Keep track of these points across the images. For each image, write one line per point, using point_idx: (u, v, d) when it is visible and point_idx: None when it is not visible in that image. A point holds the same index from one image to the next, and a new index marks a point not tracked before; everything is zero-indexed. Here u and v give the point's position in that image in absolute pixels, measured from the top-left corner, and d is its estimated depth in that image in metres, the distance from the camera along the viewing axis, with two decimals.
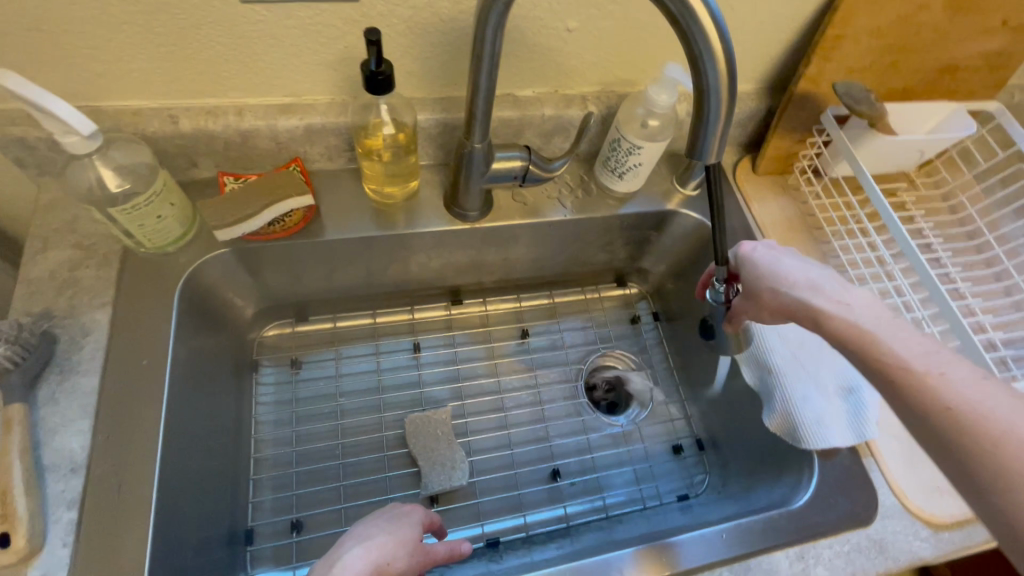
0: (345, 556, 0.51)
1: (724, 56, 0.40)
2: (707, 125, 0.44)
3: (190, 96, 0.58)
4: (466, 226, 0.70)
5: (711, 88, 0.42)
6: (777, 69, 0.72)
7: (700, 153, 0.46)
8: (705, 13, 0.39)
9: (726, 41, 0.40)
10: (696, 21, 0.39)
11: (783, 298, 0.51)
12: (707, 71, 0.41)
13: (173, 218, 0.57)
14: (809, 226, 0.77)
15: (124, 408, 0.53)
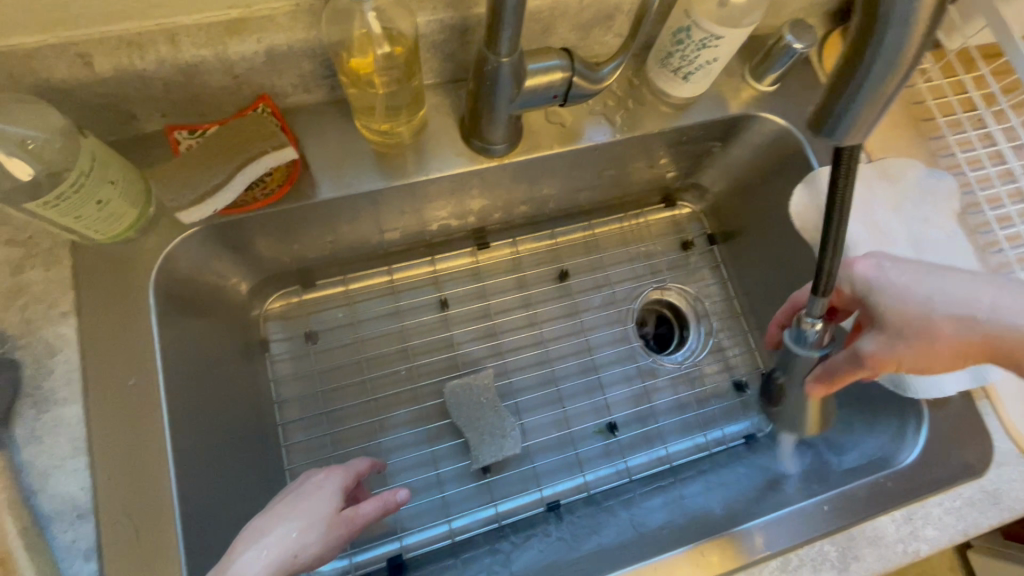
0: (238, 564, 0.40)
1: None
2: (880, 63, 0.27)
3: (101, 22, 0.42)
4: (493, 163, 0.56)
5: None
6: None
7: (845, 109, 0.29)
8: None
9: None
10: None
11: (992, 336, 0.42)
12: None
13: (120, 199, 0.44)
14: (914, 118, 0.61)
15: (119, 438, 0.44)
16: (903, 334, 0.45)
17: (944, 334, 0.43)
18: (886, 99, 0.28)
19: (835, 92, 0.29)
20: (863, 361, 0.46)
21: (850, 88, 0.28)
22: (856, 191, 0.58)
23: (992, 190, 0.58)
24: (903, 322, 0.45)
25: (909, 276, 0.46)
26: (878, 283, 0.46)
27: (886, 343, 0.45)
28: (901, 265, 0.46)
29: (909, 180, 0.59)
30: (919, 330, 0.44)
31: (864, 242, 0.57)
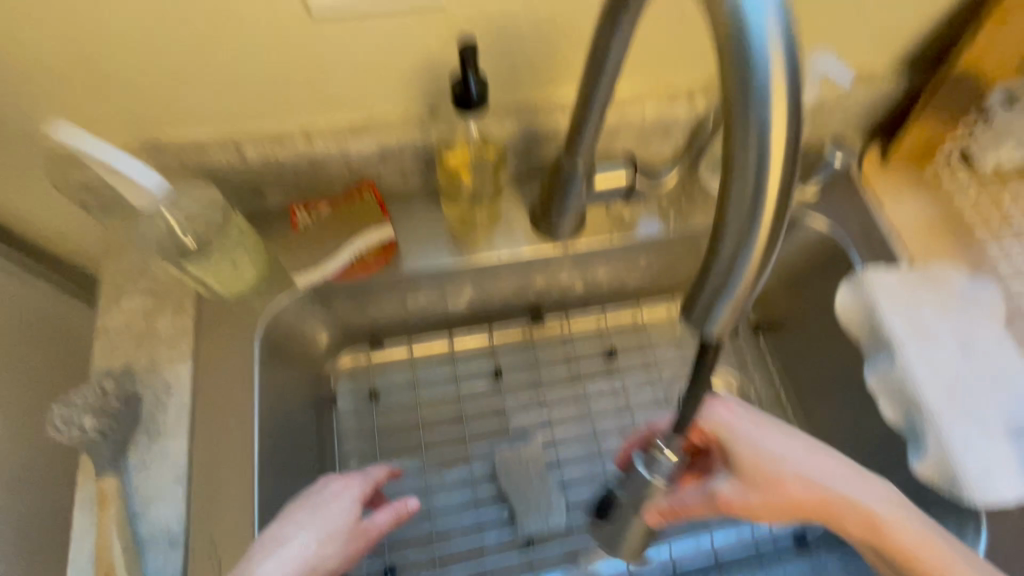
0: (259, 573, 0.42)
1: (784, 169, 0.28)
2: (733, 266, 0.29)
3: (257, 123, 0.52)
4: (550, 247, 0.63)
5: (753, 208, 0.28)
6: (923, 42, 0.60)
7: (712, 303, 0.30)
8: (779, 106, 0.27)
9: (792, 153, 0.28)
10: (762, 112, 0.27)
11: (789, 495, 0.48)
12: (762, 174, 0.27)
13: (247, 261, 0.51)
14: (957, 226, 0.65)
15: (217, 471, 0.49)
16: (751, 482, 0.49)
17: (769, 488, 0.48)
18: (745, 296, 0.30)
19: (698, 288, 0.31)
20: (720, 502, 0.49)
21: (709, 283, 0.30)
22: (904, 293, 0.61)
23: None
24: (755, 474, 0.48)
25: (762, 428, 0.50)
26: (732, 431, 0.50)
27: (740, 489, 0.49)
28: (739, 415, 0.50)
29: (954, 286, 0.61)
30: (772, 486, 0.48)
31: (911, 341, 0.59)
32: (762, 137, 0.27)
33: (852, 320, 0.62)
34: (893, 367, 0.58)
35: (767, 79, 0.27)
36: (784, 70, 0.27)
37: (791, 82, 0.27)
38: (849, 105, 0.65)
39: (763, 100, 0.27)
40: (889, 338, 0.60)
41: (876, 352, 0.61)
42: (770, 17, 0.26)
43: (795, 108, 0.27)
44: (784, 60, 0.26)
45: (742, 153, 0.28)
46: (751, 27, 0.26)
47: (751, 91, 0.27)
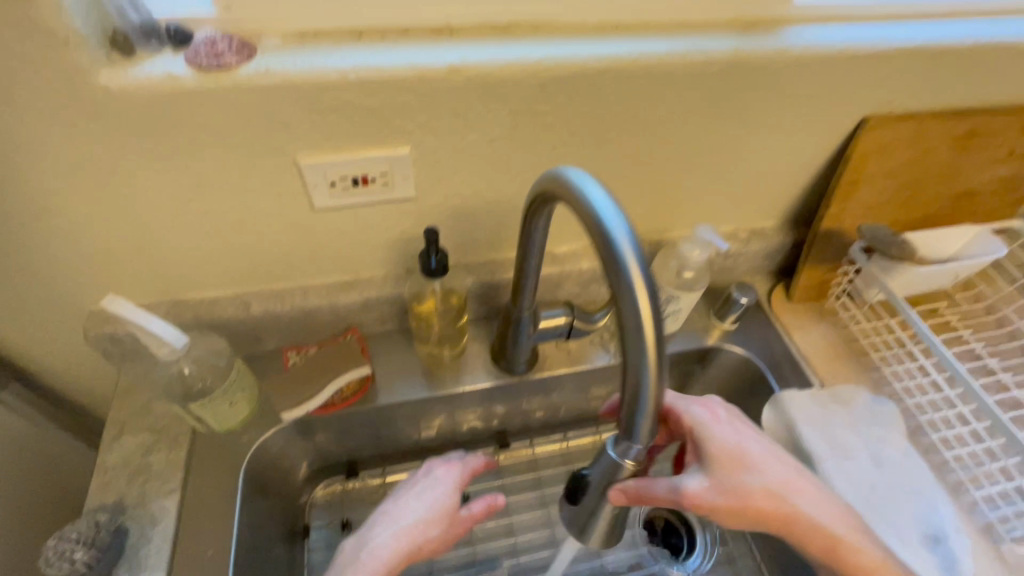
0: (373, 542, 0.55)
1: (653, 321, 0.33)
2: (637, 399, 0.34)
3: (262, 283, 0.64)
4: (514, 378, 0.72)
5: (638, 358, 0.33)
6: (797, 208, 0.77)
7: (630, 426, 0.35)
8: (636, 275, 0.33)
9: (656, 303, 0.33)
10: (626, 282, 0.33)
11: (746, 496, 0.52)
12: (637, 334, 0.33)
13: (244, 401, 0.60)
14: (854, 352, 0.77)
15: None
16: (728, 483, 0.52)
17: (738, 492, 0.52)
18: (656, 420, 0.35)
19: (621, 415, 0.36)
20: (687, 497, 0.52)
21: (624, 411, 0.35)
22: (816, 412, 0.70)
23: (935, 413, 0.69)
24: (726, 467, 0.53)
25: (739, 429, 0.55)
26: (714, 430, 0.55)
27: (709, 485, 0.53)
28: (723, 415, 0.56)
29: (859, 404, 0.71)
30: (738, 490, 0.52)
31: (828, 456, 0.67)
32: (630, 304, 0.33)
33: (778, 438, 0.70)
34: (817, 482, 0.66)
35: (622, 261, 0.33)
36: (634, 253, 0.33)
37: (641, 257, 0.33)
38: (750, 255, 0.80)
39: (625, 276, 0.33)
40: (811, 454, 0.67)
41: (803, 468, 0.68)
42: (615, 218, 0.34)
43: (648, 274, 0.33)
44: (631, 245, 0.33)
45: (620, 315, 0.34)
46: (603, 229, 0.34)
47: (612, 271, 0.33)
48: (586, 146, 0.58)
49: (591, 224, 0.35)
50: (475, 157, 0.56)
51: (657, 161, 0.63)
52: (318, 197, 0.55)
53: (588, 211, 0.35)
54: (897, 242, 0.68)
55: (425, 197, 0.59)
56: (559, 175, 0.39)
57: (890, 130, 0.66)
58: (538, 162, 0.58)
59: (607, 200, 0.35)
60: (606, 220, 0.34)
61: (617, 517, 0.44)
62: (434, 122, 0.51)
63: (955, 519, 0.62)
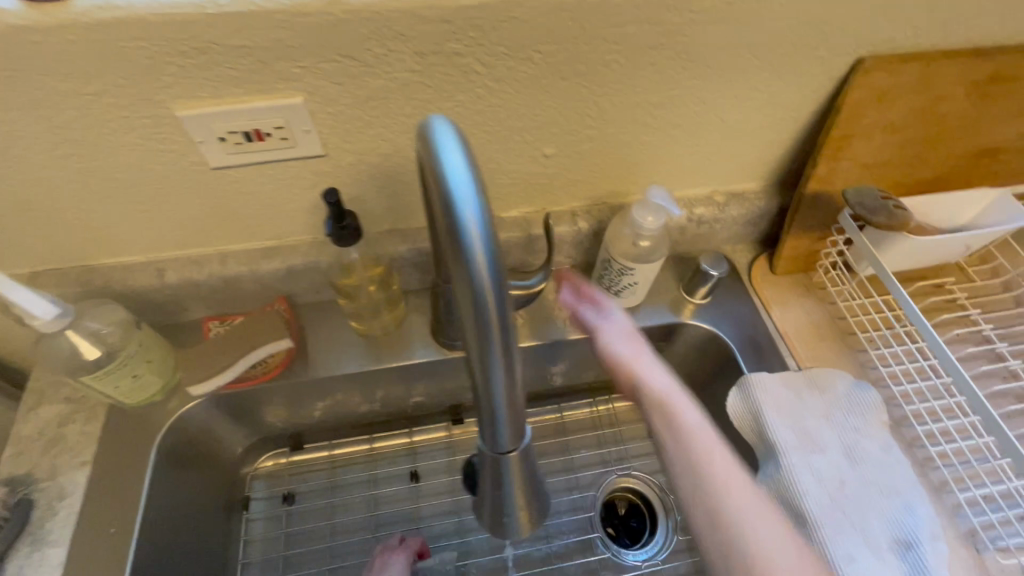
0: None
1: (499, 317, 0.27)
2: (488, 403, 0.29)
3: (177, 247, 0.60)
4: (456, 354, 0.67)
5: (482, 358, 0.27)
6: (783, 167, 0.67)
7: (488, 434, 0.30)
8: (478, 261, 0.26)
9: (505, 295, 0.27)
10: (466, 270, 0.26)
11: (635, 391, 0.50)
12: (479, 331, 0.27)
13: (150, 373, 0.56)
14: (840, 332, 0.69)
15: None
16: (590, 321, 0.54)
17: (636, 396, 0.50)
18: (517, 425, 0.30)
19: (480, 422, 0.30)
20: None
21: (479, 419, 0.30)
22: (787, 398, 0.63)
23: (922, 404, 0.62)
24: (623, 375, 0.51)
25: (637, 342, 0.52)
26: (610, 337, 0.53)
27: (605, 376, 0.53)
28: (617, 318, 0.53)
29: (838, 390, 0.63)
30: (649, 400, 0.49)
31: (795, 447, 0.60)
32: (471, 297, 0.26)
33: (744, 425, 0.63)
34: (780, 475, 0.58)
35: (463, 242, 0.26)
36: (478, 233, 0.26)
37: (488, 238, 0.26)
38: (727, 221, 0.71)
39: (466, 262, 0.26)
40: (775, 445, 0.60)
41: (766, 460, 0.61)
42: (462, 187, 0.26)
43: (497, 260, 0.26)
44: (476, 222, 0.26)
45: (461, 307, 0.27)
46: (445, 200, 0.26)
47: (453, 254, 0.26)
48: (515, 94, 0.51)
49: (435, 191, 0.27)
50: (385, 108, 0.49)
51: (606, 113, 0.55)
52: (211, 154, 0.49)
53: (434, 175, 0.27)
54: (890, 209, 0.58)
55: (336, 154, 0.52)
56: (422, 121, 0.31)
57: (891, 72, 0.55)
58: (461, 114, 0.51)
59: (459, 164, 0.27)
60: (450, 190, 0.26)
61: (533, 489, 0.34)
62: (324, 66, 0.44)
63: (932, 524, 0.55)
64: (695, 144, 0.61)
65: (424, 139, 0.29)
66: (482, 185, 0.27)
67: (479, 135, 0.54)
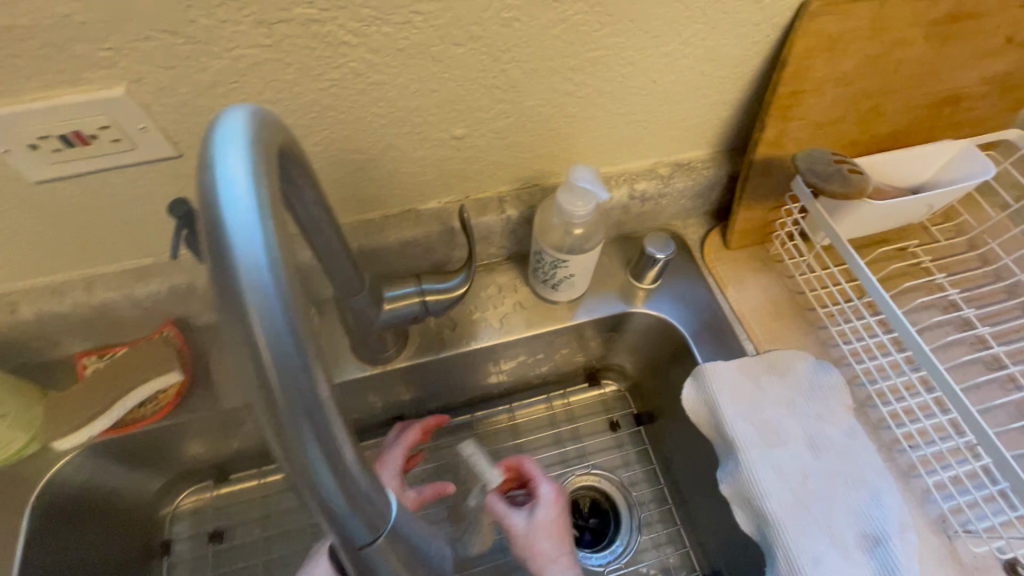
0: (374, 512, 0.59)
1: (304, 408, 0.21)
2: (314, 489, 0.23)
3: (30, 276, 0.50)
4: (381, 369, 0.59)
5: (282, 437, 0.21)
6: (730, 132, 0.60)
7: (333, 525, 0.24)
8: (267, 344, 0.20)
9: (315, 380, 0.21)
10: (254, 352, 0.20)
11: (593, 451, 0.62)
12: (279, 424, 0.21)
13: (6, 429, 0.48)
14: (799, 308, 0.63)
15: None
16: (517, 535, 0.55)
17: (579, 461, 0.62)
18: (375, 503, 0.24)
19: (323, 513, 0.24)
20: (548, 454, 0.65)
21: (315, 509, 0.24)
22: (746, 386, 0.58)
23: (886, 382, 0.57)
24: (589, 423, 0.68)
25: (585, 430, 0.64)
26: None
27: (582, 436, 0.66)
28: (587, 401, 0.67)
29: (800, 374, 0.58)
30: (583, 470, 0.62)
31: (756, 442, 0.55)
32: (263, 385, 0.21)
33: (700, 419, 0.58)
34: (739, 474, 0.54)
35: (246, 316, 0.20)
36: (268, 304, 0.20)
37: (281, 312, 0.20)
38: (674, 195, 0.64)
39: (252, 343, 0.20)
40: (733, 440, 0.55)
41: (725, 456, 0.56)
42: (241, 241, 0.20)
43: (295, 338, 0.21)
44: (260, 291, 0.20)
45: (253, 393, 0.21)
46: (220, 257, 0.20)
47: (236, 330, 0.20)
48: (402, 67, 0.42)
49: (208, 242, 0.20)
50: (238, 94, 0.40)
51: (517, 83, 0.47)
52: (27, 167, 0.40)
53: (207, 220, 0.21)
54: (844, 175, 0.52)
55: (193, 154, 0.43)
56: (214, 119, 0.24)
57: (839, 16, 0.48)
58: (338, 94, 0.42)
59: (234, 182, 0.21)
60: (227, 243, 0.20)
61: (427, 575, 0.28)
62: (140, 45, 0.35)
63: (901, 514, 0.51)
64: (628, 112, 0.54)
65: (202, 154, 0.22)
66: (277, 235, 0.21)
67: (367, 118, 0.45)
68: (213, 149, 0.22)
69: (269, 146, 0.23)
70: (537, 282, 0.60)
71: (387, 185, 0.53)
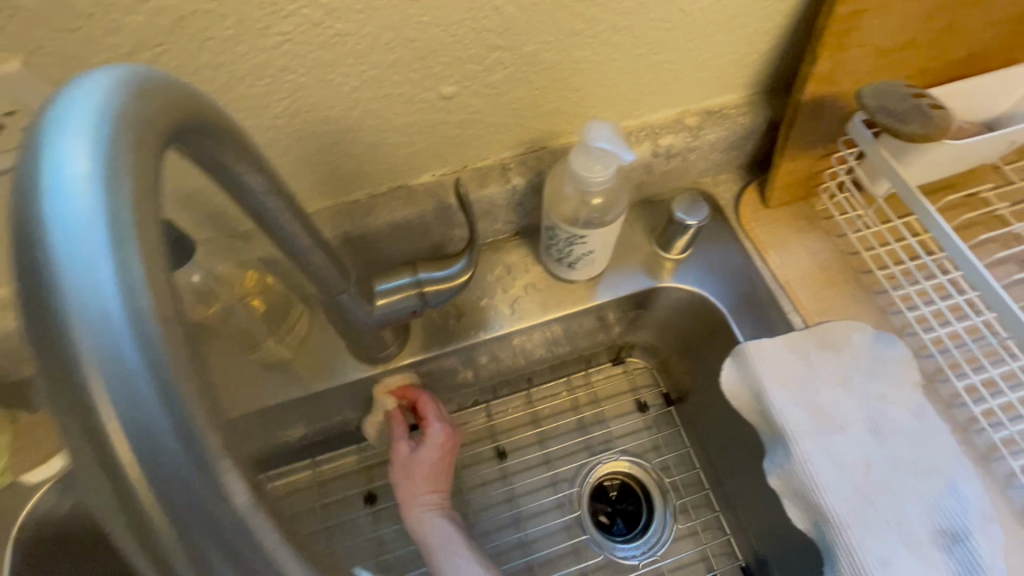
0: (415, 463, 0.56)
1: (206, 525, 0.17)
2: None
3: None
4: (382, 366, 0.54)
5: (174, 554, 0.17)
6: (769, 68, 0.51)
7: None
8: (128, 439, 0.16)
9: (217, 485, 0.17)
10: (113, 459, 0.16)
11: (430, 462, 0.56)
12: (161, 549, 0.17)
13: None
14: (852, 271, 0.55)
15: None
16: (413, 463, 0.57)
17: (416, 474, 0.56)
18: None
19: None
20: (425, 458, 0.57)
21: None
22: (794, 365, 0.50)
23: (959, 352, 0.50)
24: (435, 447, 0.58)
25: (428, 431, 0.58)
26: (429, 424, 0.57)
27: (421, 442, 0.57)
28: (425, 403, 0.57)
29: (856, 348, 0.51)
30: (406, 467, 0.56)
31: (809, 430, 0.48)
32: (128, 504, 0.16)
33: (744, 404, 0.51)
34: (791, 466, 0.47)
35: (99, 413, 0.15)
36: (132, 396, 0.15)
37: (157, 403, 0.16)
38: (704, 148, 0.56)
39: (109, 446, 0.16)
40: (784, 427, 0.48)
41: (773, 445, 0.49)
42: (86, 307, 0.15)
43: (181, 437, 0.16)
44: (120, 377, 0.15)
45: (111, 515, 0.17)
46: (53, 329, 0.15)
47: (83, 433, 0.16)
48: (367, 11, 0.34)
49: (35, 303, 0.15)
50: (169, 61, 0.32)
51: (512, 23, 0.38)
52: None
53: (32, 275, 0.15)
54: (923, 111, 0.43)
55: None
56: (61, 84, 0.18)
57: None
58: (294, 52, 0.34)
59: (76, 181, 0.16)
60: (63, 308, 0.15)
61: None
62: (26, 2, 0.28)
63: (981, 505, 0.44)
64: (647, 53, 0.45)
65: (27, 162, 0.16)
66: (146, 289, 0.16)
67: (333, 80, 0.37)
68: (42, 154, 0.16)
69: (141, 145, 0.18)
70: (550, 260, 0.53)
71: (371, 160, 0.46)
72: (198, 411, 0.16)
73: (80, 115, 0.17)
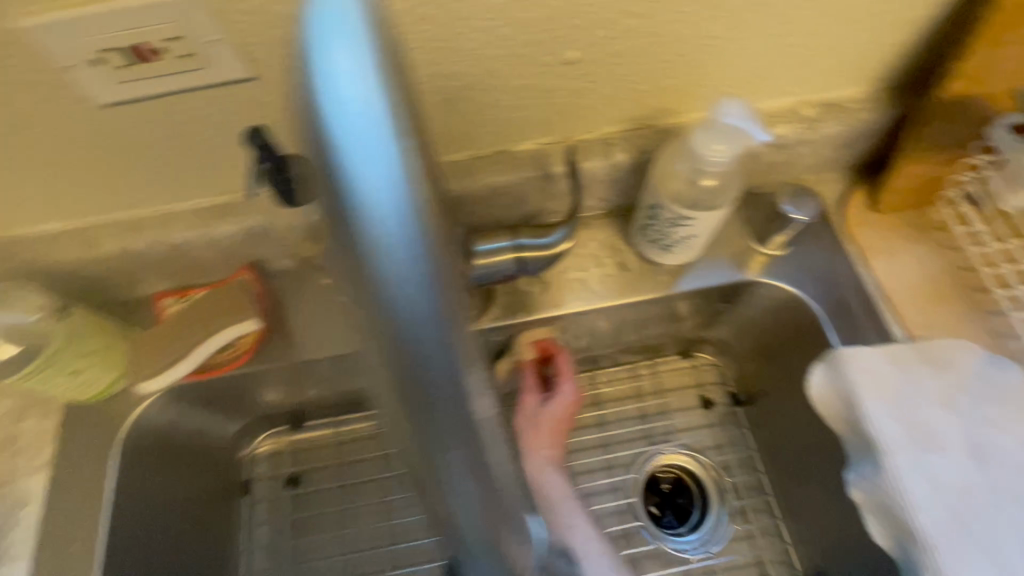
0: None
1: (451, 410, 0.21)
2: (451, 483, 0.23)
3: (109, 211, 0.48)
4: (465, 326, 0.55)
5: (422, 429, 0.21)
6: (904, 61, 0.48)
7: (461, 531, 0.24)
8: (406, 331, 0.20)
9: (460, 379, 0.21)
10: (395, 346, 0.20)
11: None
12: (414, 420, 0.21)
13: (96, 366, 0.47)
14: (965, 287, 0.52)
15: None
16: None
17: None
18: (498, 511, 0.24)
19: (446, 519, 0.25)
20: None
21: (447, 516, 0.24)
22: (894, 378, 0.48)
23: None
24: None
25: None
26: None
27: None
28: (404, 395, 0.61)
29: (967, 368, 0.47)
30: None
31: (904, 446, 0.46)
32: (398, 384, 0.21)
33: (832, 411, 0.49)
34: (879, 480, 0.46)
35: (388, 310, 0.20)
36: (411, 301, 0.20)
37: (428, 309, 0.20)
38: (818, 143, 0.53)
39: (393, 337, 0.20)
40: (876, 440, 0.47)
41: (860, 456, 0.48)
42: (383, 224, 0.19)
43: (440, 337, 0.20)
44: (406, 284, 0.20)
45: (384, 389, 0.22)
46: (357, 239, 0.19)
47: (373, 322, 0.20)
48: None
49: (330, 206, 0.19)
50: None
51: None
52: (97, 88, 0.36)
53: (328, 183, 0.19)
54: None
55: (271, 76, 0.38)
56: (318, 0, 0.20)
57: None
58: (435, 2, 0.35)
59: (363, 102, 0.18)
60: (364, 223, 0.19)
61: None
62: None
63: None
64: (778, 34, 0.43)
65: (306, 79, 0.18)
66: (422, 216, 0.20)
67: (464, 35, 0.38)
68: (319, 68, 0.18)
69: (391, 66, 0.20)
70: (644, 240, 0.52)
71: (482, 121, 0.46)
72: (452, 307, 0.20)
73: (347, 26, 0.18)
